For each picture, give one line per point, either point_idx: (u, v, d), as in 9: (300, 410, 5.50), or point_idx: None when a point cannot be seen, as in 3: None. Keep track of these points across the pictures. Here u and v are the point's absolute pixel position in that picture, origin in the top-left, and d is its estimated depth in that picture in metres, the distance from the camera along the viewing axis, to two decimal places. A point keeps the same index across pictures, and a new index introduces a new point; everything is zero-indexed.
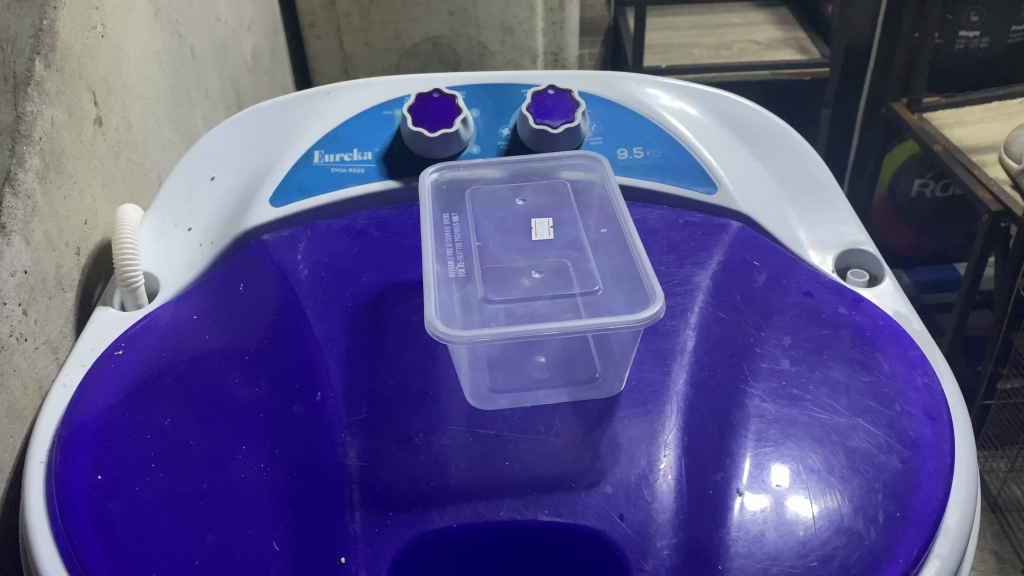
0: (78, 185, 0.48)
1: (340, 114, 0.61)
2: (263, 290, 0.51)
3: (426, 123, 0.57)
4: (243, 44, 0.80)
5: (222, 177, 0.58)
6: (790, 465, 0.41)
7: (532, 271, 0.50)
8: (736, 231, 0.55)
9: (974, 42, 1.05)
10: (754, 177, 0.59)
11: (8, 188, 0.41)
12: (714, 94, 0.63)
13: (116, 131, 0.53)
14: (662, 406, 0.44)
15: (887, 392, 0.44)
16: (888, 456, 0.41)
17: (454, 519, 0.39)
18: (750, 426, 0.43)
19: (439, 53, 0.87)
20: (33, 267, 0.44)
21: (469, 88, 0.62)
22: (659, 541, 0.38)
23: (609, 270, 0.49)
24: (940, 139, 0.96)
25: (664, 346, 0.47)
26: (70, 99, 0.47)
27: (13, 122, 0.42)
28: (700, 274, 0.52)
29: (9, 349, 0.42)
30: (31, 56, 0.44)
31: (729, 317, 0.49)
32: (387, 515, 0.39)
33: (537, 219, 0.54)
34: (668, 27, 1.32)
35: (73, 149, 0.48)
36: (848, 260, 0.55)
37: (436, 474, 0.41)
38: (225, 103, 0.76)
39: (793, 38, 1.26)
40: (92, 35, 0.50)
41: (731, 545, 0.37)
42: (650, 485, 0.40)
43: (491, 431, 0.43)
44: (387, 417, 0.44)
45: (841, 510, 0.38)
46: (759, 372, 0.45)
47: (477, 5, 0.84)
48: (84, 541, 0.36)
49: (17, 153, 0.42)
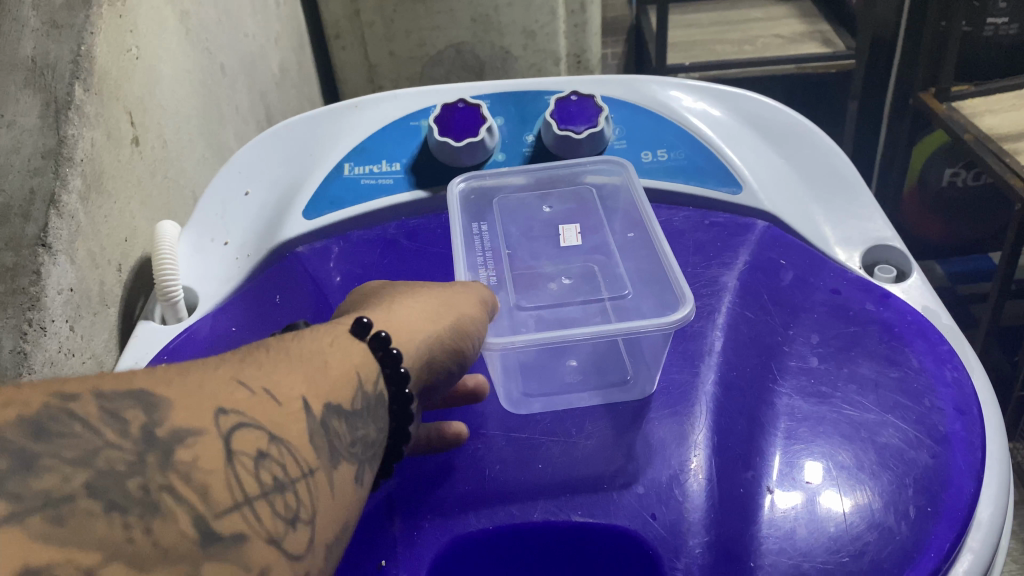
0: (118, 204, 0.50)
1: (368, 127, 0.62)
2: (299, 300, 0.53)
3: (452, 133, 0.58)
4: (270, 58, 0.82)
5: (255, 193, 0.60)
6: (819, 462, 0.41)
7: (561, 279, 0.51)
8: (762, 230, 0.56)
9: (1003, 29, 1.00)
10: (778, 177, 0.59)
11: (53, 211, 0.43)
12: (738, 94, 0.63)
13: (152, 149, 0.55)
14: (691, 406, 0.44)
15: (916, 387, 0.45)
16: (918, 452, 0.41)
17: (490, 522, 0.40)
18: (779, 425, 0.43)
19: (463, 60, 0.88)
20: (78, 285, 0.45)
21: (493, 97, 0.63)
22: (691, 539, 0.38)
23: (633, 275, 0.50)
24: (970, 128, 0.93)
25: (692, 347, 0.48)
26: (107, 120, 0.49)
27: (55, 145, 0.44)
28: (726, 274, 0.52)
29: (58, 364, 0.43)
30: (70, 81, 0.45)
31: (757, 317, 0.49)
32: (425, 518, 0.40)
33: (564, 226, 0.55)
34: (690, 24, 1.32)
35: (112, 169, 0.49)
36: (876, 256, 0.55)
37: (472, 479, 0.42)
38: (255, 116, 0.78)
39: (816, 30, 1.25)
40: (127, 58, 0.52)
41: (763, 543, 0.38)
42: (681, 484, 0.41)
43: (524, 435, 0.44)
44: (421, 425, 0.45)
45: (872, 506, 0.39)
46: (787, 371, 0.46)
47: (499, 11, 0.85)
48: None
49: (61, 175, 0.44)
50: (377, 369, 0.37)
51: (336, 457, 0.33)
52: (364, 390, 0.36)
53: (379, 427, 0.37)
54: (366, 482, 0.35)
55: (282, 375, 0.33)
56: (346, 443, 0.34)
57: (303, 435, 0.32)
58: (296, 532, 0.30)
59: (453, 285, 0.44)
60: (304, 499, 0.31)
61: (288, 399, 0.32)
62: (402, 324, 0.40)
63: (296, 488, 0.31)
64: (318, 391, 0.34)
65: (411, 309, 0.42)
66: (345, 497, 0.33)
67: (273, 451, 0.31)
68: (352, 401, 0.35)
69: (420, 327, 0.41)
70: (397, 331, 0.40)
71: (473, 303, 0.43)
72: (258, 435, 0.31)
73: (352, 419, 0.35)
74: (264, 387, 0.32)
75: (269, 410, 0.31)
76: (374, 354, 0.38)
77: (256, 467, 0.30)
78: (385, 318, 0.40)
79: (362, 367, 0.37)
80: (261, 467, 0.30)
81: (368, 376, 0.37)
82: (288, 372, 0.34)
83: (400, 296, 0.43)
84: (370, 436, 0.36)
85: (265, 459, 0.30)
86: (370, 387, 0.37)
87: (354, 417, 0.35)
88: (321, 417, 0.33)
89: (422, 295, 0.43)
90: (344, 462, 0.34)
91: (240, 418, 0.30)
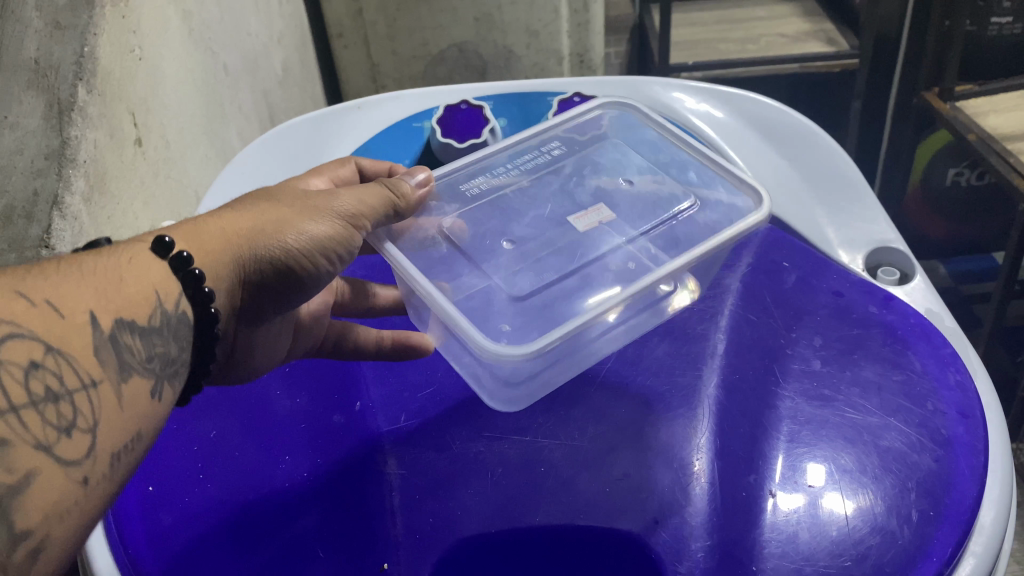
0: (120, 205, 0.50)
1: (370, 128, 0.63)
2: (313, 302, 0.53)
3: (455, 134, 0.59)
4: (273, 57, 0.82)
5: None
6: (822, 465, 0.41)
7: (556, 280, 0.45)
8: (766, 231, 0.55)
9: (1007, 28, 0.99)
10: (782, 178, 0.59)
11: (56, 212, 0.43)
12: (741, 95, 0.63)
13: (154, 149, 0.55)
14: (694, 410, 0.44)
15: (919, 390, 0.45)
16: (920, 455, 0.41)
17: (493, 525, 0.40)
18: (782, 428, 0.43)
19: (465, 58, 0.88)
20: None
21: (497, 98, 0.63)
22: (693, 543, 0.39)
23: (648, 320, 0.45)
24: (974, 128, 0.93)
25: (694, 350, 0.48)
26: (111, 121, 0.48)
27: (58, 147, 0.44)
28: (730, 276, 0.52)
29: None
30: (73, 82, 0.45)
31: (760, 320, 0.49)
32: (428, 521, 0.41)
33: (594, 177, 0.52)
34: (694, 22, 1.31)
35: (116, 170, 0.49)
36: (879, 258, 0.55)
37: (474, 481, 0.42)
38: (258, 116, 0.78)
39: (821, 29, 1.24)
40: (129, 58, 0.51)
41: (765, 546, 0.38)
42: (684, 488, 0.41)
43: (527, 437, 0.44)
44: (411, 364, 0.49)
45: (875, 509, 0.39)
46: (790, 374, 0.46)
47: (502, 10, 0.84)
48: (139, 553, 0.39)
49: (64, 176, 0.44)
50: (177, 289, 0.38)
51: (127, 371, 0.34)
52: (163, 309, 0.37)
53: (181, 345, 0.38)
54: (167, 396, 0.36)
55: (67, 287, 0.33)
56: (140, 359, 0.35)
57: (86, 349, 0.33)
58: (69, 438, 0.31)
59: (313, 202, 0.43)
60: (83, 409, 0.32)
61: (73, 313, 0.33)
62: (214, 242, 0.40)
63: (73, 399, 0.32)
64: (108, 306, 0.34)
65: (245, 225, 0.41)
66: (135, 408, 0.34)
67: (48, 363, 0.31)
68: (149, 318, 0.36)
69: (246, 252, 0.41)
70: (206, 249, 0.39)
71: (339, 225, 0.43)
72: (32, 345, 0.31)
73: (148, 335, 0.36)
74: (47, 299, 0.32)
75: (49, 321, 0.32)
76: (175, 274, 0.38)
77: (26, 377, 0.30)
78: (194, 232, 0.39)
79: (161, 289, 0.37)
80: (33, 376, 0.30)
81: (168, 296, 0.37)
82: (77, 286, 0.33)
83: (267, 196, 0.43)
84: (170, 353, 0.37)
85: (38, 370, 0.31)
86: (171, 306, 0.38)
87: (151, 335, 0.36)
88: (110, 332, 0.34)
89: (285, 203, 0.43)
90: (138, 376, 0.35)
91: (14, 329, 0.30)
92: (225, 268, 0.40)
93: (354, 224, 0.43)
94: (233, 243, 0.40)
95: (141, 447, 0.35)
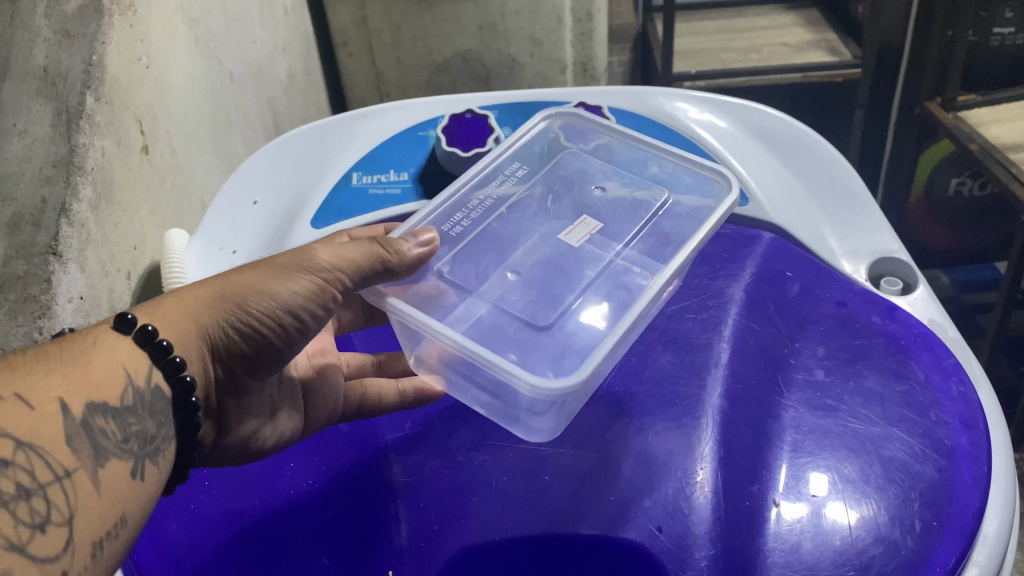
0: (127, 212, 0.50)
1: (376, 137, 0.63)
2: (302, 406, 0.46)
3: (459, 143, 0.59)
4: (278, 65, 0.82)
5: (264, 202, 0.60)
6: (826, 474, 0.41)
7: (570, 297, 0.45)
8: (769, 240, 0.56)
9: (1010, 39, 0.98)
10: (784, 186, 0.59)
11: (63, 219, 0.43)
12: (744, 106, 0.63)
13: (161, 157, 0.55)
14: (697, 419, 0.44)
15: (922, 400, 0.45)
16: (923, 465, 0.41)
17: (496, 534, 0.40)
18: (785, 437, 0.43)
19: (469, 67, 0.89)
20: (88, 292, 0.45)
21: (501, 107, 0.63)
22: (697, 552, 0.39)
23: None
24: (977, 138, 0.93)
25: (699, 359, 0.47)
26: (118, 129, 0.49)
27: (67, 154, 0.44)
28: (733, 286, 0.52)
29: None
30: (81, 90, 0.45)
31: (763, 329, 0.49)
32: (432, 529, 0.41)
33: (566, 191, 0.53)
34: (696, 31, 1.31)
35: (122, 178, 0.49)
36: (882, 269, 0.55)
37: (478, 489, 0.42)
38: (263, 124, 0.78)
39: (824, 39, 1.24)
40: (137, 66, 0.51)
41: (769, 556, 0.38)
42: (687, 497, 0.41)
43: (532, 446, 0.44)
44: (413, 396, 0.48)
45: (878, 519, 0.39)
46: (793, 383, 0.46)
47: (506, 19, 0.85)
48: (146, 559, 0.40)
49: (72, 184, 0.44)
50: (145, 364, 0.38)
51: (102, 455, 0.34)
52: (135, 385, 0.37)
53: (159, 420, 0.38)
54: (147, 475, 0.37)
55: (35, 377, 0.33)
56: (115, 441, 0.35)
57: (58, 437, 0.33)
58: (44, 535, 0.30)
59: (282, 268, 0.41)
60: (58, 502, 0.32)
61: (39, 402, 0.33)
62: (176, 315, 0.39)
63: (46, 492, 0.31)
64: (77, 391, 0.34)
65: (207, 295, 0.40)
66: (115, 490, 0.35)
67: (19, 458, 0.31)
68: (121, 397, 0.36)
69: (205, 319, 0.40)
70: (166, 323, 0.39)
71: (309, 284, 0.41)
72: (4, 443, 0.31)
73: (121, 416, 0.36)
74: (15, 391, 0.32)
75: (18, 416, 0.32)
76: (142, 347, 0.38)
77: None
78: (154, 309, 0.39)
79: (132, 368, 0.37)
80: (4, 474, 0.30)
81: (137, 372, 0.37)
82: (43, 373, 0.34)
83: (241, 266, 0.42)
84: (148, 430, 0.37)
85: (9, 467, 0.30)
86: (142, 382, 0.37)
87: (123, 414, 0.36)
88: (81, 419, 0.34)
89: (254, 269, 0.41)
90: (115, 459, 0.35)
91: None
92: (189, 343, 0.39)
93: (325, 285, 0.41)
94: (193, 313, 0.40)
95: (125, 525, 0.35)
